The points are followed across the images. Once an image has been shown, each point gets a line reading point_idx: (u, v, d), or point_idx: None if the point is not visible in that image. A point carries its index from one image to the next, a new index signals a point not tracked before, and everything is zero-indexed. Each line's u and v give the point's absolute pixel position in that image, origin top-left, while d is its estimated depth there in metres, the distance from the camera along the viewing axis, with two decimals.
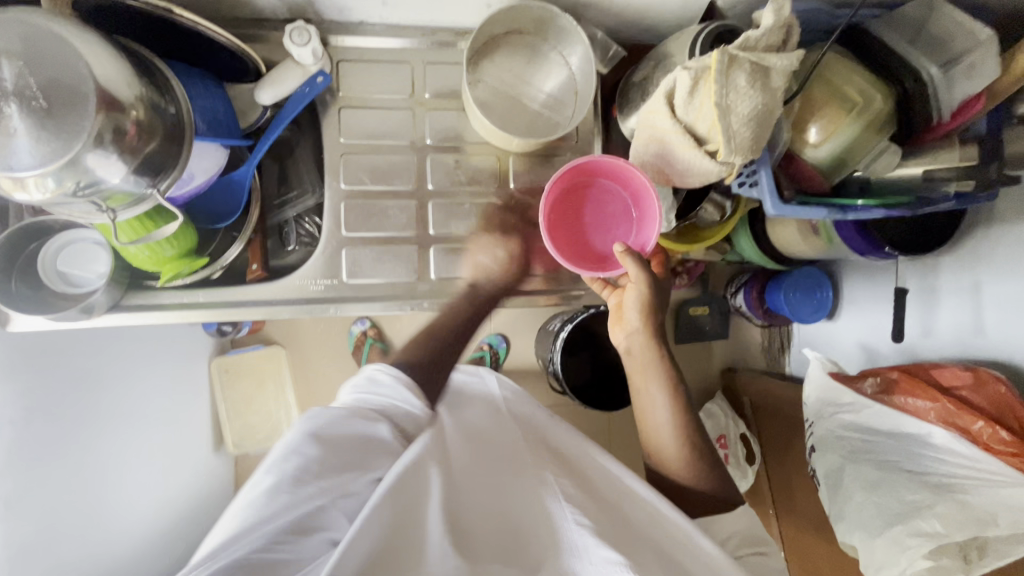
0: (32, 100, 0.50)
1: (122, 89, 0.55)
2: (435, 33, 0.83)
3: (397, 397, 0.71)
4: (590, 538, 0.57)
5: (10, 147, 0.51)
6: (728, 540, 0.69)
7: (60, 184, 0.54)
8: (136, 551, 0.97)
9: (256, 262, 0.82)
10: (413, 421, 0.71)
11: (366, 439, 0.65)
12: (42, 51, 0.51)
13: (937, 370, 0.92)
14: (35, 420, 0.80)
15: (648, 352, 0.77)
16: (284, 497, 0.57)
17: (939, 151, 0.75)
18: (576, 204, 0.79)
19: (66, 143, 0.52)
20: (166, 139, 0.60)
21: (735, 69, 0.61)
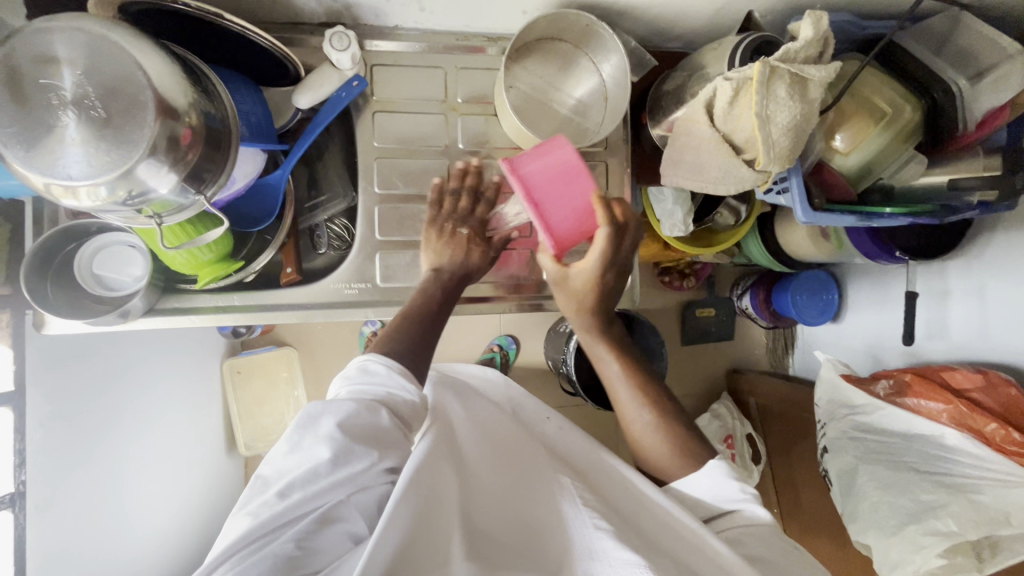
0: (91, 109, 0.51)
1: (178, 97, 0.55)
2: (467, 38, 0.83)
3: (392, 385, 0.61)
4: (609, 541, 0.55)
5: (61, 154, 0.51)
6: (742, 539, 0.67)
7: (112, 193, 0.54)
8: (155, 554, 0.96)
9: (290, 264, 0.81)
10: (411, 408, 0.61)
11: (374, 430, 0.56)
12: (101, 59, 0.51)
13: (949, 373, 0.95)
14: (57, 424, 0.80)
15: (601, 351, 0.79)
16: (281, 507, 0.51)
17: (963, 159, 0.76)
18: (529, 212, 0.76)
19: (123, 156, 0.52)
20: (212, 144, 0.60)
21: (776, 80, 0.62)
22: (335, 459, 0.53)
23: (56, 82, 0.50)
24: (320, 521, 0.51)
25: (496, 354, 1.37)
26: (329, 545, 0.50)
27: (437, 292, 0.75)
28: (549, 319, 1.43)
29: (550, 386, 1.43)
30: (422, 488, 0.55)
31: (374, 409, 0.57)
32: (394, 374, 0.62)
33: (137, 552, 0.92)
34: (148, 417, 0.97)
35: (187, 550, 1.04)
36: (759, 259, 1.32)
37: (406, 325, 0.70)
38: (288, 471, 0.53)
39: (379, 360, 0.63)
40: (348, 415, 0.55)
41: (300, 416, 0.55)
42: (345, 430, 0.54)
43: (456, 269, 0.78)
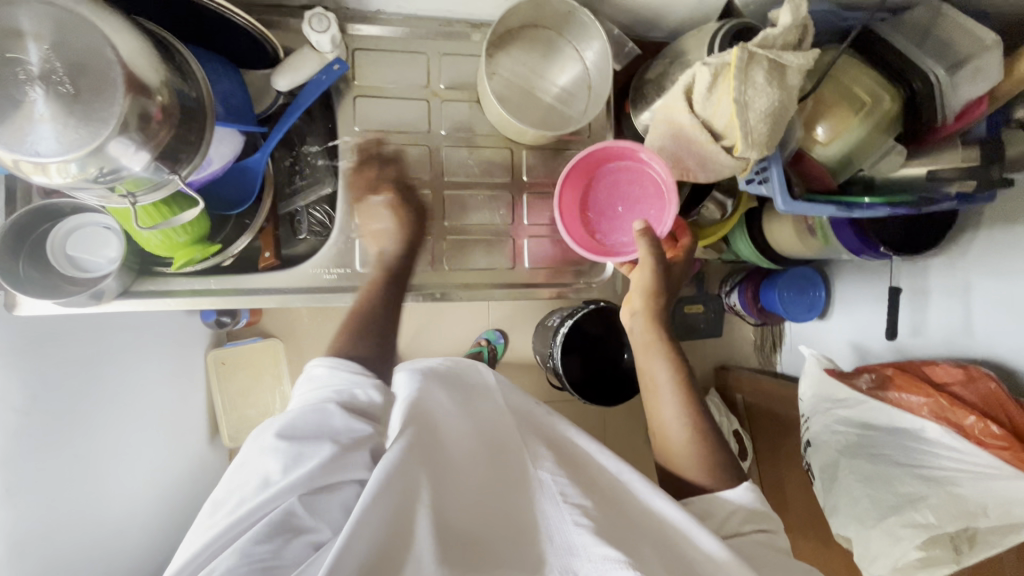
0: (59, 85, 0.50)
1: (149, 73, 0.55)
2: (451, 24, 0.83)
3: (340, 382, 0.62)
4: (589, 537, 0.56)
5: (31, 131, 0.50)
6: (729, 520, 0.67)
7: (83, 170, 0.53)
8: (134, 544, 0.95)
9: (269, 250, 0.82)
10: (367, 399, 0.61)
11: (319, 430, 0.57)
12: (71, 34, 0.50)
13: (931, 367, 0.96)
14: (38, 406, 0.78)
15: (650, 336, 0.76)
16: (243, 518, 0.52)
17: (941, 151, 0.76)
18: (605, 184, 0.82)
19: (94, 132, 0.52)
20: (186, 123, 0.60)
21: (754, 66, 0.62)
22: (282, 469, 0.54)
23: (22, 57, 0.49)
24: (285, 532, 0.51)
25: (483, 348, 1.37)
26: (294, 555, 0.50)
27: (389, 277, 0.74)
28: (536, 312, 1.43)
29: (537, 380, 1.43)
30: (395, 488, 0.54)
31: (321, 407, 0.58)
32: (338, 370, 0.62)
33: (115, 543, 0.91)
34: (128, 406, 0.96)
35: (167, 540, 1.04)
36: (747, 256, 1.32)
37: (364, 325, 0.68)
38: (241, 488, 0.55)
39: (324, 362, 0.64)
40: (286, 422, 0.57)
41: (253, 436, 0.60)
42: (285, 437, 0.56)
43: (404, 252, 0.76)
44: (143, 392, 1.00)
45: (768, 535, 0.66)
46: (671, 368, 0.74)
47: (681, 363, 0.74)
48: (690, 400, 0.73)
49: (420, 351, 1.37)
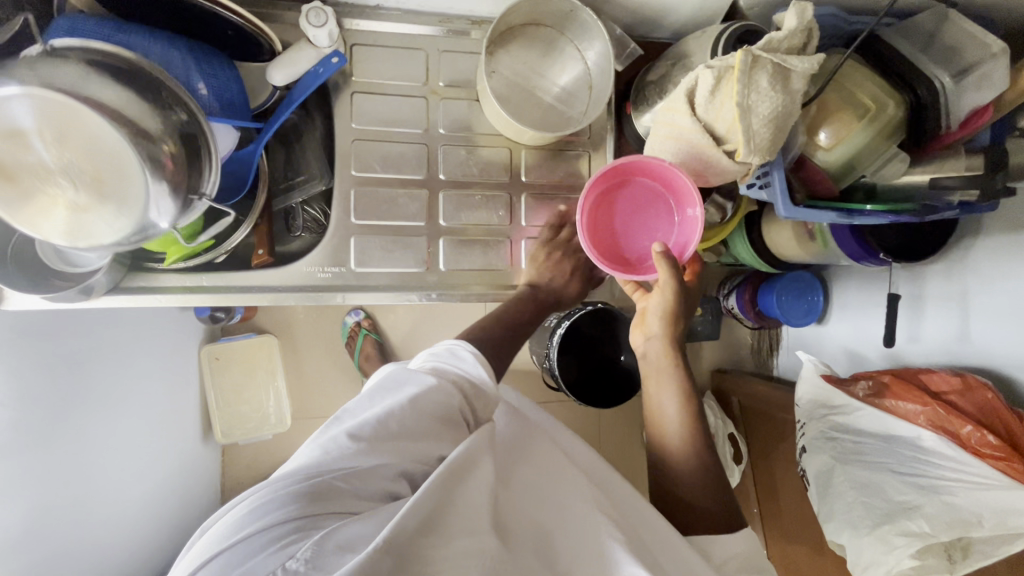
0: (83, 177, 0.55)
1: (150, 125, 0.57)
2: (451, 21, 0.81)
3: (468, 372, 0.64)
4: (625, 554, 0.54)
5: (79, 223, 0.57)
6: (727, 565, 0.63)
7: (128, 238, 0.59)
8: (123, 541, 0.94)
9: (262, 247, 0.79)
10: (480, 397, 0.63)
11: (444, 410, 0.59)
12: (68, 123, 0.53)
13: (927, 375, 0.95)
14: (28, 403, 0.77)
15: (665, 360, 0.75)
16: (352, 446, 0.54)
17: (946, 159, 0.76)
18: (619, 200, 0.78)
19: (139, 207, 0.58)
20: (189, 154, 0.61)
21: (758, 70, 0.62)
22: (401, 425, 0.56)
23: (39, 157, 0.53)
24: (361, 476, 0.51)
25: None
26: (371, 492, 0.50)
27: (525, 302, 0.80)
28: None
29: (533, 381, 1.42)
30: (472, 471, 0.52)
31: (450, 392, 0.61)
32: (479, 366, 0.64)
33: (107, 541, 0.90)
34: (118, 401, 0.94)
35: (155, 537, 1.02)
36: (747, 260, 1.31)
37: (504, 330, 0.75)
38: (361, 413, 0.58)
39: (467, 347, 0.66)
40: (430, 387, 0.60)
41: (386, 378, 0.62)
42: (417, 403, 0.58)
43: (547, 291, 0.84)
44: (134, 388, 0.99)
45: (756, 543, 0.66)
46: (678, 393, 0.74)
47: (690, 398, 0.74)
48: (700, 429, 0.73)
49: (416, 348, 1.36)
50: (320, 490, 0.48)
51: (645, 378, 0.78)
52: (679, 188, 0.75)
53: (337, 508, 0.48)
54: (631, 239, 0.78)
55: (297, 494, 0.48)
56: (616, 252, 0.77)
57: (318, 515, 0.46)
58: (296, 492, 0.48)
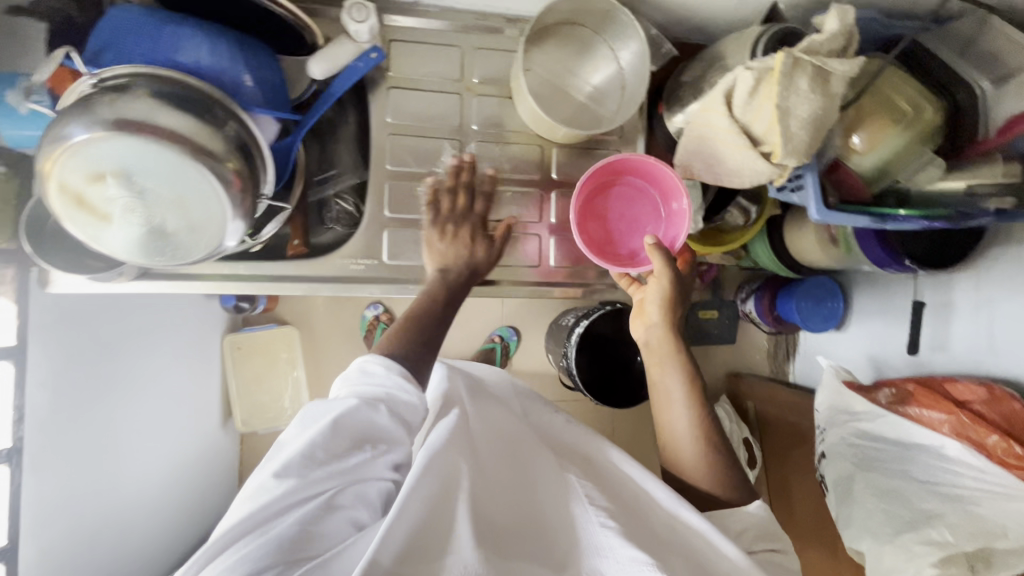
0: (168, 207, 0.57)
1: (216, 145, 0.56)
2: (487, 18, 0.82)
3: (390, 386, 0.61)
4: (615, 538, 0.56)
5: (176, 245, 0.60)
6: (742, 531, 0.66)
7: (218, 250, 0.63)
8: (144, 521, 0.96)
9: (297, 237, 0.82)
10: (412, 411, 0.61)
11: (369, 429, 0.57)
12: (146, 158, 0.54)
13: (953, 384, 0.94)
14: (63, 386, 0.78)
15: (666, 345, 0.73)
16: (293, 481, 0.52)
17: (979, 167, 0.72)
18: (606, 198, 0.84)
19: (221, 224, 0.59)
20: (250, 165, 0.61)
21: (799, 72, 0.62)
22: (331, 451, 0.55)
23: (127, 194, 0.55)
24: (325, 506, 0.53)
25: (496, 345, 1.37)
26: (333, 531, 0.52)
27: (443, 291, 0.73)
28: (550, 312, 1.42)
29: (548, 379, 1.43)
30: (432, 477, 0.56)
31: (374, 404, 0.58)
32: (393, 373, 0.61)
33: (129, 520, 0.92)
34: (147, 385, 0.96)
35: (171, 521, 1.04)
36: (766, 264, 1.31)
37: (418, 326, 0.68)
38: (290, 447, 0.56)
39: (379, 361, 0.62)
40: (349, 410, 0.57)
41: (303, 414, 0.60)
42: (339, 425, 0.56)
43: (463, 267, 0.76)
44: (162, 372, 1.01)
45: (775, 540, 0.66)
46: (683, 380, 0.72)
47: (694, 376, 0.72)
48: (704, 415, 0.71)
49: None
50: (272, 547, 0.48)
51: (648, 362, 0.76)
52: (663, 183, 0.82)
53: (303, 551, 0.49)
54: (622, 233, 0.84)
55: (262, 546, 0.48)
56: (611, 247, 0.83)
57: (288, 561, 0.48)
58: (253, 549, 0.48)
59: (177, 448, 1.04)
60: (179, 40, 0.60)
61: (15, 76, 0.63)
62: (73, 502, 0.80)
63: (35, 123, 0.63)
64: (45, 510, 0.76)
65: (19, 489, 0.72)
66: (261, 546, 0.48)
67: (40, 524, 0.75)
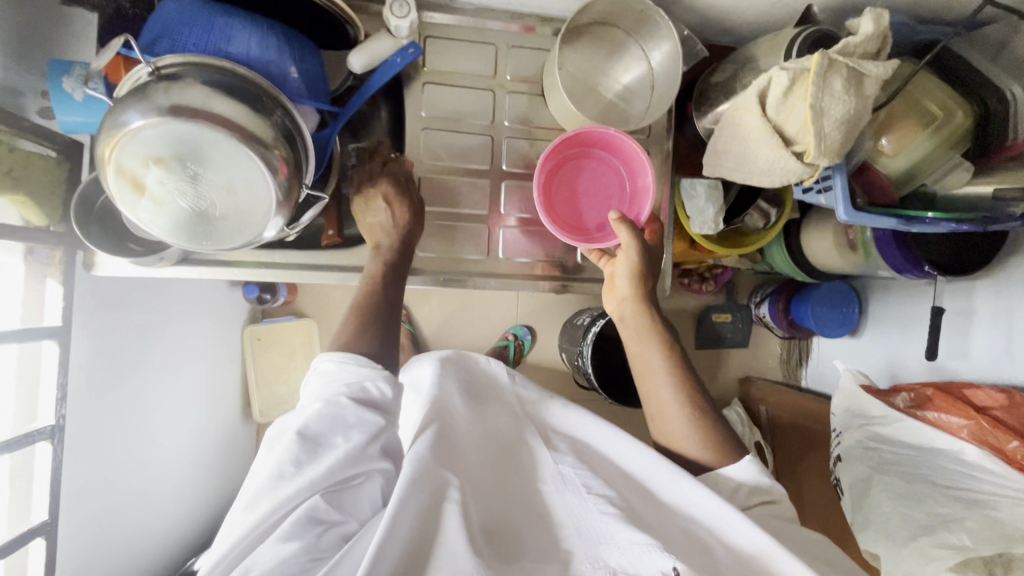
0: (214, 193, 0.59)
1: (263, 130, 0.58)
2: (521, 17, 0.84)
3: (346, 377, 0.63)
4: (615, 524, 0.58)
5: (220, 232, 0.62)
6: (737, 492, 0.68)
7: (259, 238, 0.64)
8: (167, 505, 0.97)
9: (332, 227, 0.82)
10: (379, 395, 0.63)
11: (335, 423, 0.59)
12: (195, 145, 0.56)
13: (972, 391, 0.95)
14: (98, 368, 0.79)
15: (640, 319, 0.76)
16: (266, 503, 0.54)
17: (1011, 171, 0.73)
18: (571, 171, 0.82)
19: (267, 210, 0.61)
20: (294, 153, 0.62)
21: (833, 73, 0.63)
22: (298, 463, 0.56)
23: (178, 179, 0.57)
24: (314, 521, 0.53)
25: (510, 343, 1.37)
26: (327, 546, 0.53)
27: (382, 267, 0.76)
28: (565, 310, 1.43)
29: (562, 378, 1.43)
30: (422, 488, 0.57)
31: (337, 402, 0.60)
32: (347, 364, 0.63)
33: (156, 502, 0.94)
34: (173, 370, 0.98)
35: (191, 508, 1.05)
36: (783, 268, 1.31)
37: (368, 315, 0.71)
38: (261, 471, 0.58)
39: (331, 358, 0.65)
40: (309, 419, 0.59)
41: (267, 438, 0.62)
42: (304, 434, 0.58)
43: (398, 242, 0.78)
44: (187, 358, 1.02)
45: (788, 534, 0.66)
46: (665, 361, 0.74)
47: (671, 347, 0.74)
48: (691, 391, 0.73)
49: (449, 340, 1.38)
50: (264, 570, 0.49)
51: (626, 338, 0.78)
52: (627, 155, 0.81)
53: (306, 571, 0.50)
54: (586, 207, 0.83)
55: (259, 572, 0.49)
56: (578, 223, 0.82)
57: None
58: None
59: (197, 435, 1.05)
60: (230, 31, 0.62)
61: (72, 63, 0.64)
62: (106, 482, 0.81)
63: (88, 110, 0.65)
64: (82, 488, 0.77)
65: (59, 466, 0.73)
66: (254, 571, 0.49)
67: (75, 502, 0.76)
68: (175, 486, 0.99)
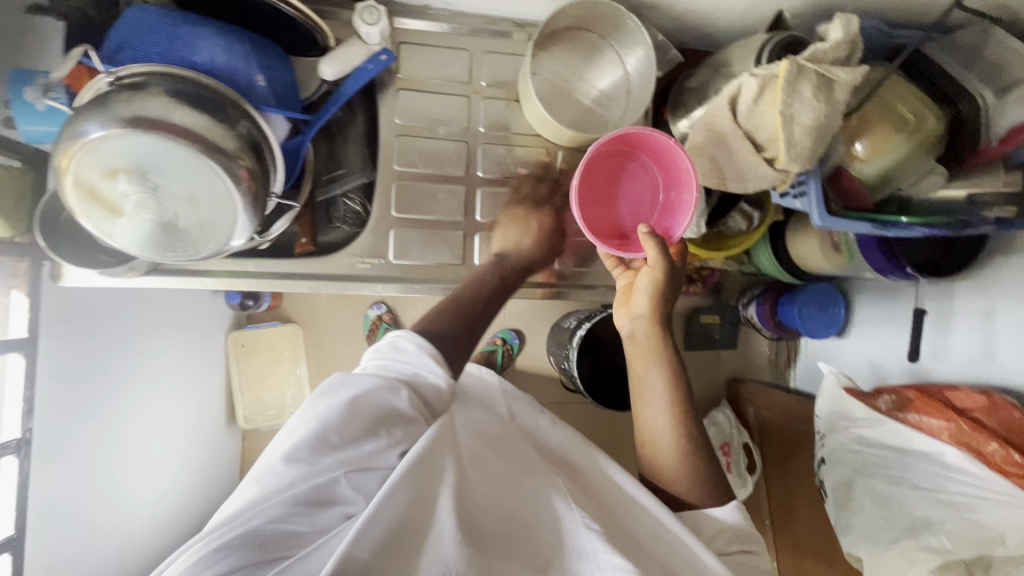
0: (178, 205, 0.58)
1: (224, 141, 0.57)
2: (496, 23, 0.83)
3: (418, 365, 0.62)
4: (600, 543, 0.55)
5: (186, 243, 0.62)
6: (715, 539, 0.66)
7: (227, 248, 0.64)
8: (150, 518, 0.96)
9: (305, 236, 0.83)
10: (435, 393, 0.62)
11: (386, 412, 0.58)
12: (157, 157, 0.55)
13: (952, 392, 0.93)
14: (67, 380, 0.78)
15: (652, 340, 0.72)
16: (302, 465, 0.53)
17: (982, 176, 0.71)
18: (609, 172, 0.78)
19: (232, 219, 0.61)
20: (260, 164, 0.61)
21: (803, 80, 0.63)
22: (340, 435, 0.55)
23: (140, 191, 0.56)
24: (318, 501, 0.51)
25: (498, 348, 1.37)
26: (325, 523, 0.50)
27: (492, 279, 0.74)
28: (552, 314, 1.43)
29: (550, 382, 1.43)
30: (425, 471, 0.53)
31: (394, 388, 0.59)
32: (424, 353, 0.61)
33: (136, 514, 0.93)
34: (151, 380, 0.97)
35: (176, 517, 1.05)
36: (768, 269, 1.31)
37: (449, 312, 0.67)
38: (294, 432, 0.56)
39: (411, 337, 0.63)
40: (367, 389, 0.58)
41: (325, 386, 0.60)
42: (355, 404, 0.57)
43: (519, 261, 0.78)
44: (166, 367, 1.01)
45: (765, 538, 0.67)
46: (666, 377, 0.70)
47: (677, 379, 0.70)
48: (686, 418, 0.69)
49: None
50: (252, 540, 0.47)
51: (631, 356, 0.74)
52: (671, 168, 0.76)
53: (285, 548, 0.47)
54: (617, 210, 0.79)
55: (245, 540, 0.47)
56: (603, 225, 0.78)
57: (260, 562, 0.46)
58: (236, 545, 0.46)
59: (178, 444, 1.04)
60: (195, 40, 0.62)
61: (34, 72, 0.64)
62: (78, 493, 0.80)
63: (52, 120, 0.65)
64: (54, 500, 0.76)
65: (25, 480, 0.72)
66: (245, 539, 0.47)
67: (43, 519, 0.75)
68: (156, 497, 0.98)
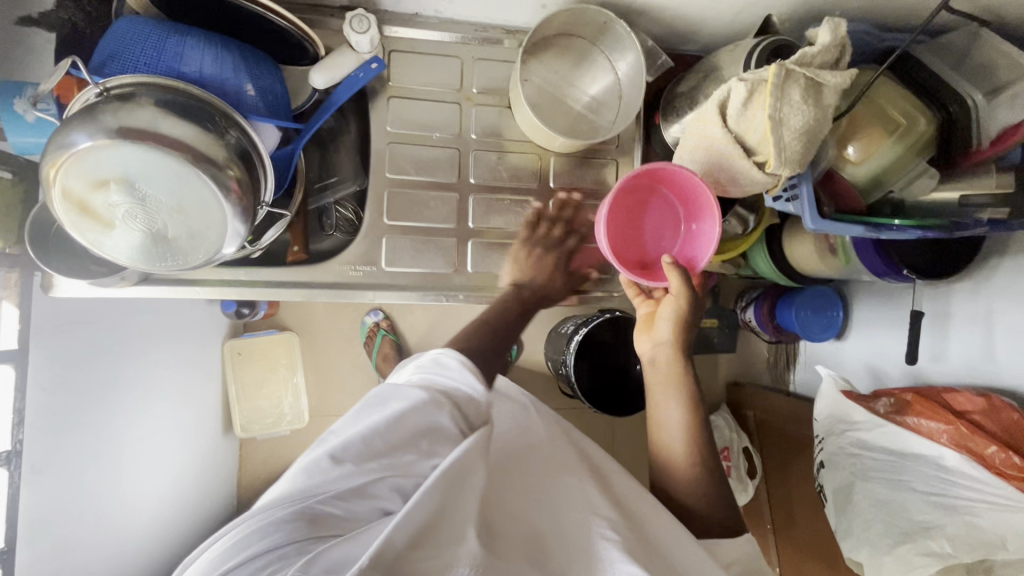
0: (166, 215, 0.58)
1: (215, 151, 0.57)
2: (487, 30, 0.84)
3: (460, 380, 0.66)
4: (615, 552, 0.55)
5: (178, 251, 0.62)
6: (732, 566, 0.63)
7: (218, 257, 0.64)
8: (145, 529, 0.96)
9: (298, 244, 0.84)
10: (473, 406, 0.65)
11: (428, 426, 0.60)
12: (146, 168, 0.56)
13: (950, 394, 0.92)
14: (59, 392, 0.78)
15: (672, 367, 0.73)
16: (346, 465, 0.56)
17: (974, 176, 0.72)
18: (632, 205, 0.78)
19: (221, 229, 0.61)
20: (249, 171, 0.61)
21: (791, 84, 0.63)
22: (385, 443, 0.58)
23: (129, 202, 0.57)
24: (355, 492, 0.54)
25: None
26: (359, 513, 0.52)
27: (514, 309, 0.83)
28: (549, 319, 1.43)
29: (548, 388, 1.43)
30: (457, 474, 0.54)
31: (439, 405, 0.62)
32: (465, 370, 0.66)
33: (132, 524, 0.93)
34: (145, 390, 0.96)
35: (173, 527, 1.04)
36: (767, 273, 1.30)
37: (486, 327, 0.79)
38: (343, 434, 0.59)
39: (453, 355, 0.68)
40: (415, 402, 0.61)
41: (371, 396, 0.64)
42: (399, 417, 0.60)
43: (535, 290, 0.86)
44: (160, 376, 1.01)
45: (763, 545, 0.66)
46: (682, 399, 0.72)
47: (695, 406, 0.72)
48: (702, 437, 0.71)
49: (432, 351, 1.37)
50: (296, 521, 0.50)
51: (650, 384, 0.75)
52: (694, 202, 0.76)
53: (325, 530, 0.50)
54: (641, 241, 0.79)
55: (292, 519, 0.50)
56: (628, 256, 0.79)
57: (307, 539, 0.48)
58: (282, 521, 0.49)
59: (174, 454, 1.04)
60: (183, 49, 0.62)
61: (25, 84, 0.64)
62: (71, 505, 0.80)
63: (40, 131, 0.65)
64: (46, 513, 0.76)
65: (16, 492, 0.72)
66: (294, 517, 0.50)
67: (34, 532, 0.74)
68: (151, 507, 0.97)
